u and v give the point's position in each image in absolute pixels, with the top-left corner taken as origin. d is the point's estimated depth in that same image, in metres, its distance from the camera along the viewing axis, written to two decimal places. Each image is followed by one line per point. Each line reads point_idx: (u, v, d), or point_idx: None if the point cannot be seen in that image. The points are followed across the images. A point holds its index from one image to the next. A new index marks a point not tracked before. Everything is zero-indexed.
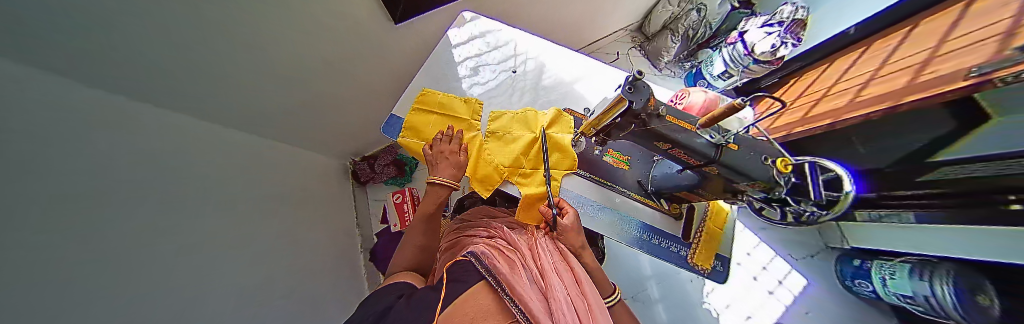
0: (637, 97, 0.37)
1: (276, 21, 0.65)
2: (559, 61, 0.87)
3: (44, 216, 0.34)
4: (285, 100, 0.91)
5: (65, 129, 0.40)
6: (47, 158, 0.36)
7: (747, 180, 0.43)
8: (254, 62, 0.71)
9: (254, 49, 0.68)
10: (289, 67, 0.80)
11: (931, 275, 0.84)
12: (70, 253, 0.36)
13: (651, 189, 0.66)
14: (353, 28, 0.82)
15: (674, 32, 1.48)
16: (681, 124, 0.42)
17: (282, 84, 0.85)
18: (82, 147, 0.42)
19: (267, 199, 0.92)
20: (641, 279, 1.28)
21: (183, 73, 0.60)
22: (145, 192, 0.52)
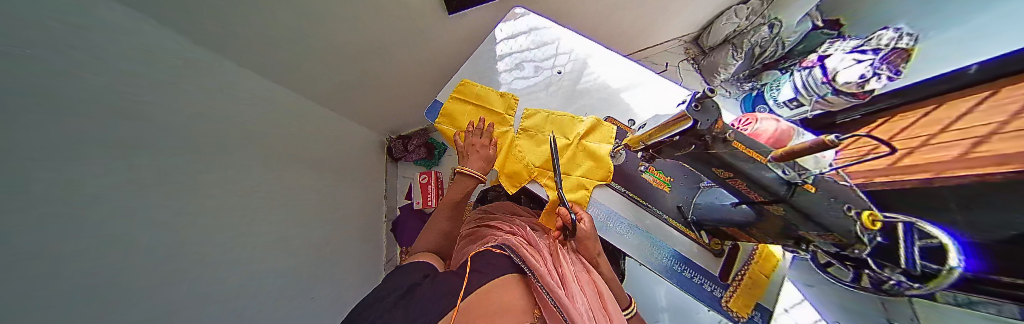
0: (704, 118, 0.34)
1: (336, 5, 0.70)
2: (608, 66, 0.82)
3: (107, 168, 0.37)
4: (338, 77, 0.99)
5: (151, 87, 0.46)
6: (125, 115, 0.40)
7: (819, 229, 0.37)
8: (312, 41, 0.77)
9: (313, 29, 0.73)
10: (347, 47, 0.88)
11: None
12: (132, 201, 0.41)
13: (692, 217, 0.61)
14: (410, 14, 0.87)
15: (737, 47, 1.32)
16: (750, 152, 0.37)
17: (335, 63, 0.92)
18: (166, 104, 0.48)
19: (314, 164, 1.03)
20: (655, 312, 1.19)
21: (253, 45, 0.66)
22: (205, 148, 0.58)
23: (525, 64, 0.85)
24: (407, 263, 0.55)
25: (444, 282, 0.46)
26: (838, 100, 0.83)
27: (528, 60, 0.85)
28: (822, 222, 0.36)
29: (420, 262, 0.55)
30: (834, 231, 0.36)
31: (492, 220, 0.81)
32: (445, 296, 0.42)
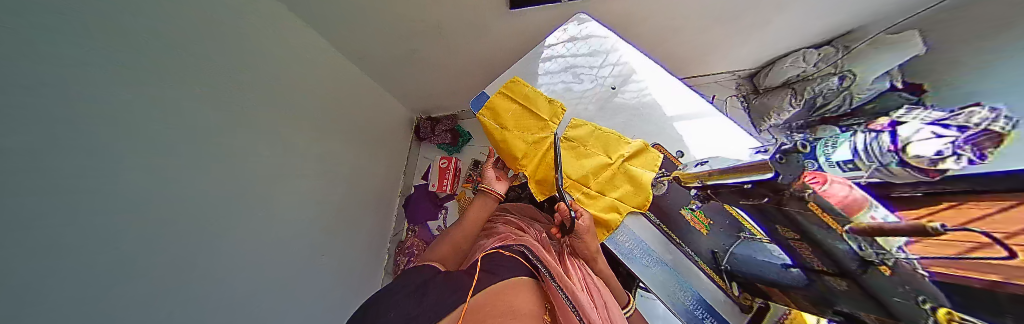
0: (787, 171, 0.39)
1: None
2: (663, 90, 0.78)
3: None
4: None
5: None
6: None
7: (879, 314, 0.34)
8: None
9: None
10: None
11: None
12: None
13: (725, 267, 0.57)
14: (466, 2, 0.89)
15: (797, 94, 1.25)
16: (825, 217, 0.35)
17: None
18: None
19: None
20: None
21: None
22: None
23: (575, 70, 0.84)
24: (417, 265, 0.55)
25: (453, 279, 0.48)
26: (904, 174, 0.42)
27: (578, 66, 0.84)
28: (890, 309, 0.32)
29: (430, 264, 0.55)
30: (898, 321, 0.32)
31: (504, 218, 0.82)
32: (455, 291, 0.44)
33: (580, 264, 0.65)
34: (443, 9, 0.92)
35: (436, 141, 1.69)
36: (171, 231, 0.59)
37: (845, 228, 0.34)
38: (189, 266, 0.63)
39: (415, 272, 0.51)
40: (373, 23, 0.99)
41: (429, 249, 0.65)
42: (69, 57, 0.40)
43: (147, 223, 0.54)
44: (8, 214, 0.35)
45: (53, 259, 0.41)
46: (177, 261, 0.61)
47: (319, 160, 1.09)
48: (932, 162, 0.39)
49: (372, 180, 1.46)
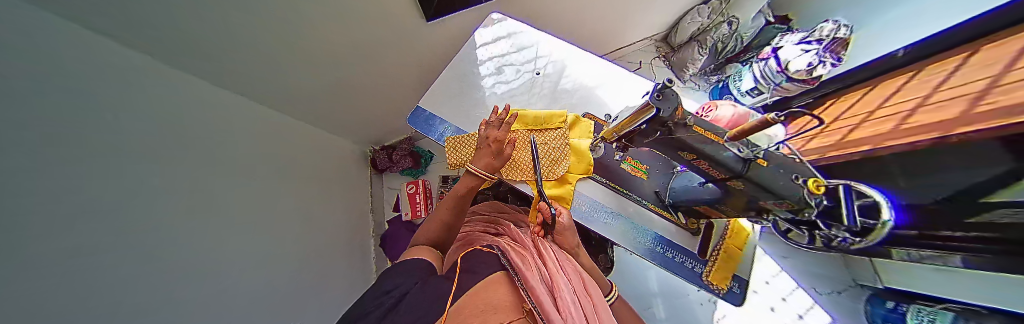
0: (665, 106, 0.37)
1: (316, 8, 0.72)
2: (582, 67, 0.87)
3: (45, 159, 0.35)
4: (315, 77, 0.97)
5: (69, 83, 0.42)
6: (42, 95, 0.37)
7: (773, 198, 0.41)
8: (286, 38, 0.77)
9: (296, 28, 0.75)
10: (330, 51, 0.90)
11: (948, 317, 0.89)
12: (63, 202, 0.37)
13: (668, 201, 0.64)
14: (399, 16, 0.87)
15: (702, 44, 1.44)
16: (709, 135, 0.41)
17: (316, 62, 0.91)
18: (90, 103, 0.44)
19: (284, 177, 0.99)
20: (649, 296, 1.36)
21: (219, 34, 0.64)
22: (154, 146, 0.55)
23: (501, 65, 0.88)
24: (398, 263, 0.48)
25: (436, 285, 0.41)
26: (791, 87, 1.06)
27: (503, 61, 0.88)
28: (773, 189, 0.39)
29: (420, 258, 0.49)
30: (786, 199, 0.40)
31: (480, 222, 0.78)
32: (437, 298, 0.38)
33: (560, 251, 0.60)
34: (376, 32, 0.90)
35: (398, 169, 1.62)
36: (188, 250, 0.59)
37: (723, 139, 0.41)
38: (215, 284, 0.63)
39: (402, 269, 0.46)
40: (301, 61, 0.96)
41: (418, 231, 0.58)
42: (83, 70, 0.45)
43: (172, 249, 0.55)
44: (65, 243, 0.37)
45: (109, 285, 0.42)
46: (206, 285, 0.60)
47: (294, 209, 1.00)
48: (804, 73, 0.98)
49: (344, 218, 1.33)
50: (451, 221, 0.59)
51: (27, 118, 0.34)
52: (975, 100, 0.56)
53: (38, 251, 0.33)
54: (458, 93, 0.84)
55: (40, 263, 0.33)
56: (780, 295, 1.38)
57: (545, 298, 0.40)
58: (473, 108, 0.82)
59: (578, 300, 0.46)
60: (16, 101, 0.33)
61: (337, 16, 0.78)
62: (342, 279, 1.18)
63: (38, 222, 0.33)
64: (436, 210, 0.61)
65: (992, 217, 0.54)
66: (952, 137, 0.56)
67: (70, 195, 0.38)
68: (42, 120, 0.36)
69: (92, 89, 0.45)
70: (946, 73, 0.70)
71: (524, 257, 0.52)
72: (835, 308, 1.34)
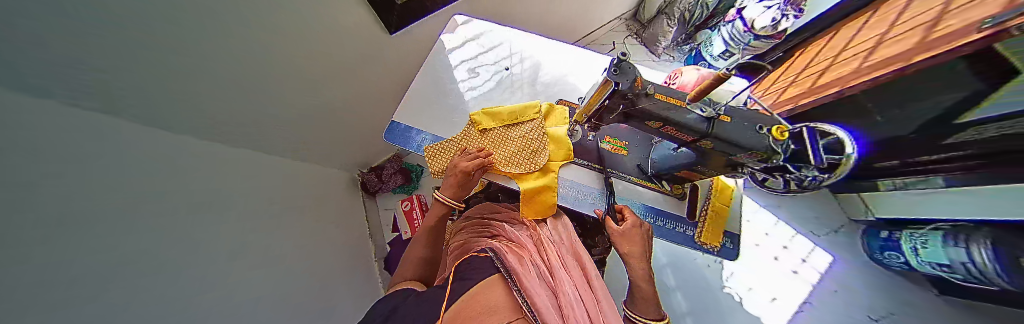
0: (623, 79, 0.38)
1: (290, 33, 0.71)
2: (552, 57, 0.89)
3: (87, 207, 0.36)
4: (304, 106, 0.95)
5: (102, 140, 0.42)
6: (81, 147, 0.38)
7: (743, 151, 0.42)
8: (281, 68, 0.76)
9: (285, 56, 0.74)
10: (312, 76, 0.88)
11: (934, 236, 0.98)
12: (103, 251, 0.37)
13: (651, 171, 0.65)
14: (364, 33, 0.87)
15: (670, 16, 1.44)
16: (671, 100, 0.42)
17: (306, 88, 0.90)
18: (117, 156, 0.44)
19: (289, 212, 0.95)
20: (659, 269, 1.37)
21: (234, 74, 0.65)
22: (176, 193, 0.54)
23: (472, 65, 0.87)
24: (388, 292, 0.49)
25: (432, 297, 0.41)
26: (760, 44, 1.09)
27: (475, 62, 0.87)
28: (740, 143, 0.41)
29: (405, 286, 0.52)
30: (755, 150, 0.41)
31: (476, 223, 0.75)
32: (431, 305, 0.39)
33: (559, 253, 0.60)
34: (343, 49, 0.88)
35: (390, 188, 1.53)
36: (225, 293, 0.57)
37: (686, 102, 0.42)
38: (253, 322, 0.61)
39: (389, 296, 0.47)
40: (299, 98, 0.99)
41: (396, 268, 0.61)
42: (122, 125, 0.46)
43: (213, 292, 0.54)
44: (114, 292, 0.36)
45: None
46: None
47: (305, 237, 0.99)
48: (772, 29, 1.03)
49: (348, 244, 1.28)
50: (429, 254, 0.63)
51: (69, 169, 0.35)
52: (930, 24, 0.62)
53: (90, 295, 0.33)
54: (433, 99, 0.82)
55: (97, 312, 0.33)
56: (782, 244, 1.41)
57: (547, 302, 0.41)
58: (450, 112, 0.81)
59: (580, 302, 0.48)
60: (57, 144, 0.34)
61: (305, 38, 0.76)
62: (361, 308, 1.14)
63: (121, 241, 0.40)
64: (411, 246, 0.65)
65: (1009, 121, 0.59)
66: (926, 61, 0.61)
67: (140, 218, 0.45)
68: (82, 163, 0.37)
69: (124, 144, 0.46)
70: (902, 2, 0.73)
71: (521, 257, 0.52)
72: (834, 247, 1.38)
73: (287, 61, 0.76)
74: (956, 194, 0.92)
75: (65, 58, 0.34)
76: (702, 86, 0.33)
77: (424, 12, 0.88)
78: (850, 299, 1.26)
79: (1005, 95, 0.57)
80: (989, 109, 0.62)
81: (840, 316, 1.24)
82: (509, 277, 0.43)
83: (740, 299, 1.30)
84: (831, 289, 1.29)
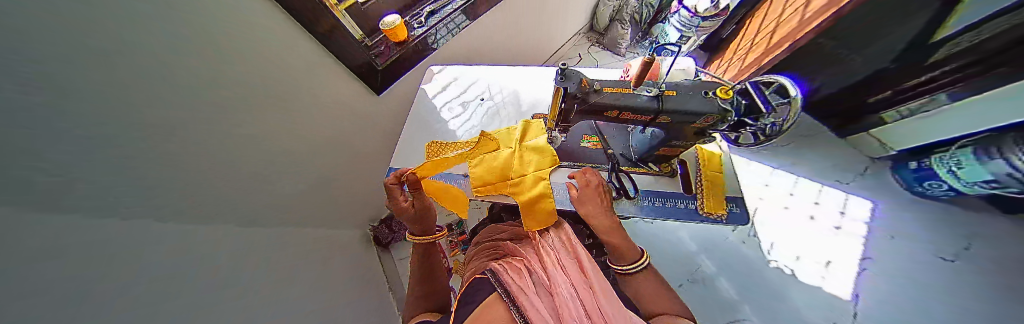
0: (569, 82, 0.46)
1: (307, 106, 0.82)
2: (519, 81, 0.99)
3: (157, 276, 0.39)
4: (332, 163, 0.98)
5: (181, 215, 0.48)
6: (160, 223, 0.43)
7: (698, 116, 0.46)
8: (310, 135, 0.85)
9: (310, 124, 0.84)
10: (340, 136, 0.99)
11: (962, 154, 0.95)
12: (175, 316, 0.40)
13: (636, 157, 0.70)
14: (358, 100, 0.99)
15: (622, 21, 1.57)
16: (617, 90, 0.48)
17: (319, 150, 0.92)
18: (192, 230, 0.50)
19: (336, 273, 0.97)
20: (690, 256, 1.26)
21: (279, 145, 0.74)
22: (239, 257, 0.59)
23: (453, 105, 0.97)
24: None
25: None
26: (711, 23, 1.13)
27: (455, 101, 0.97)
28: (691, 110, 0.46)
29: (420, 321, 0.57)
30: (707, 113, 0.45)
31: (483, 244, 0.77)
32: None
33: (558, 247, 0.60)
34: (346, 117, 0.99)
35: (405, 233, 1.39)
36: None
37: (632, 87, 0.48)
38: None
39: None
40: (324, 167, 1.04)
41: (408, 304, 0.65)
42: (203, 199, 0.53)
43: None
44: None
45: None
46: None
47: (351, 294, 0.99)
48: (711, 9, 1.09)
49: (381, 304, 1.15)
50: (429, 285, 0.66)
51: (142, 241, 0.39)
52: None
53: None
54: (424, 141, 0.89)
55: None
56: (812, 200, 1.32)
57: (541, 315, 0.41)
58: None
59: (579, 298, 0.46)
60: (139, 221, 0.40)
61: (318, 109, 0.86)
62: None
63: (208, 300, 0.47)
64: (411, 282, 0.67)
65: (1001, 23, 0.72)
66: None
67: (205, 283, 0.48)
68: (159, 237, 0.42)
69: (197, 216, 0.51)
70: None
71: (516, 269, 0.53)
72: (869, 190, 1.30)
73: (312, 128, 0.85)
74: (968, 106, 0.93)
75: (166, 167, 0.45)
76: (640, 68, 0.41)
77: (403, 70, 1.01)
78: (907, 244, 1.17)
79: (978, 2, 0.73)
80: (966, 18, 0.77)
81: (905, 264, 1.13)
82: (503, 295, 0.44)
83: (791, 271, 1.19)
84: (886, 237, 1.19)
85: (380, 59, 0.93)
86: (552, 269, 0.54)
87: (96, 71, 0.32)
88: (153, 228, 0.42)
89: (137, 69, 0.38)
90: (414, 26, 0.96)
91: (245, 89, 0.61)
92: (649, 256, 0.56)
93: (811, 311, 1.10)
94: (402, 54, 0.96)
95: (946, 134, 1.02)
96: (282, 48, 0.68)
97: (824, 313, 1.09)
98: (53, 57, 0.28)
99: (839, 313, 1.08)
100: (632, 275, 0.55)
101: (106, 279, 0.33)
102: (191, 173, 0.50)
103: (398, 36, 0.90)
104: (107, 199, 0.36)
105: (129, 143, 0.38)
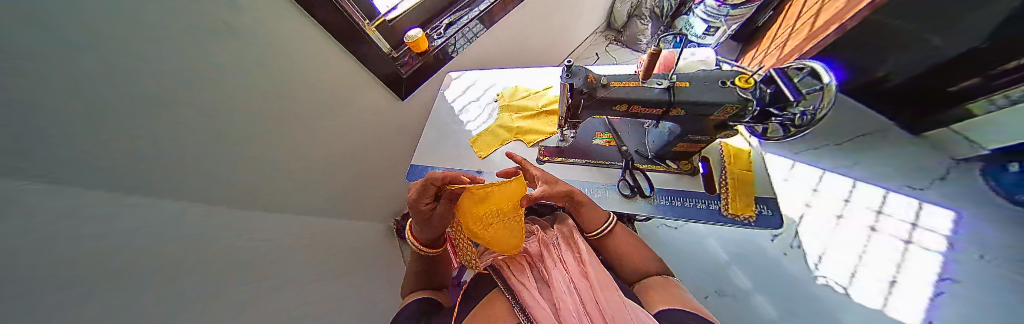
0: (574, 78, 0.47)
1: (336, 113, 0.90)
2: (532, 82, 0.99)
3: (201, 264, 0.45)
4: (358, 164, 1.08)
5: (220, 214, 0.54)
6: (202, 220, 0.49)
7: (716, 107, 0.44)
8: (334, 140, 0.93)
9: (335, 128, 0.92)
10: (367, 138, 1.08)
11: None
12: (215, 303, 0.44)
13: (652, 154, 0.67)
14: (385, 106, 1.07)
15: (641, 16, 1.55)
16: (627, 84, 0.48)
17: (355, 152, 1.05)
18: (230, 224, 0.56)
19: (366, 262, 1.04)
20: (721, 269, 1.16)
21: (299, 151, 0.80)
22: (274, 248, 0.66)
23: (471, 106, 0.99)
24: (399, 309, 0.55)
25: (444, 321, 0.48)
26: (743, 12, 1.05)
27: (473, 103, 0.99)
28: (706, 101, 0.44)
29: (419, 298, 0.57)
30: (725, 104, 0.43)
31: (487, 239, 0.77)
32: None
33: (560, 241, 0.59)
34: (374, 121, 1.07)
35: None
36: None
37: (642, 81, 0.47)
38: None
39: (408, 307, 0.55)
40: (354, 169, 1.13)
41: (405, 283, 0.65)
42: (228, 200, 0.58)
43: None
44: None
45: None
46: None
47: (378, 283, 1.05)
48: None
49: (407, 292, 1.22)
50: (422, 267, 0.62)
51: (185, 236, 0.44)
52: None
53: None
54: (442, 142, 0.92)
55: None
56: (873, 209, 1.14)
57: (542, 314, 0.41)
58: (454, 148, 0.90)
59: (577, 292, 0.46)
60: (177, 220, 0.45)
61: (346, 115, 0.94)
62: None
63: (261, 274, 0.56)
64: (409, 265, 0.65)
65: None
66: None
67: (246, 272, 0.54)
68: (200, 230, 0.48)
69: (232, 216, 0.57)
70: None
71: (518, 264, 0.54)
72: (953, 199, 1.09)
73: (336, 132, 0.93)
74: None
75: (221, 164, 0.55)
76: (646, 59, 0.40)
77: (424, 77, 1.07)
78: (1003, 265, 0.97)
79: None
80: None
81: (994, 287, 0.95)
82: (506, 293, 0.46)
83: (844, 291, 1.03)
84: (974, 255, 1.00)
85: (405, 68, 1.00)
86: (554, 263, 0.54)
87: (141, 89, 0.40)
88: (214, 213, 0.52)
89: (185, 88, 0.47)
90: (434, 37, 1.03)
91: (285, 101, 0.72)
92: (614, 216, 0.60)
93: None
94: (424, 63, 1.03)
95: None
96: (312, 65, 0.76)
97: None
98: (97, 80, 0.34)
99: None
100: (601, 239, 0.59)
101: (183, 254, 0.42)
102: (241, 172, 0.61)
103: (420, 46, 0.96)
104: (182, 188, 0.46)
105: (182, 147, 0.47)
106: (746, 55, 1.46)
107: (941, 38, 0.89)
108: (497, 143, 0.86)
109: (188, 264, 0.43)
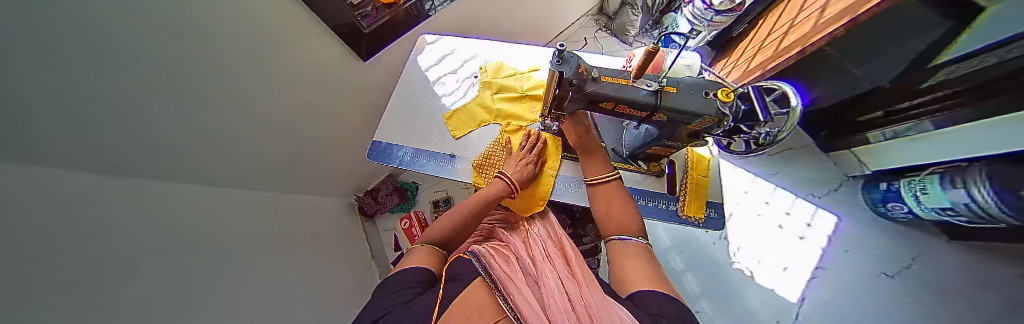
0: (566, 67, 0.43)
1: (262, 67, 0.72)
2: (517, 60, 0.90)
3: (50, 254, 0.34)
4: (290, 130, 0.92)
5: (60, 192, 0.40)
6: (40, 202, 0.36)
7: (696, 118, 0.44)
8: (257, 98, 0.75)
9: (262, 85, 0.74)
10: (314, 99, 0.92)
11: (926, 181, 1.00)
12: (91, 300, 0.36)
13: (626, 153, 0.68)
14: (339, 64, 0.91)
15: (634, 6, 1.45)
16: (618, 81, 0.45)
17: (289, 115, 0.88)
18: (74, 204, 0.41)
19: (302, 242, 0.94)
20: (663, 253, 1.33)
21: (202, 107, 0.63)
22: (164, 229, 0.53)
23: (447, 80, 0.88)
24: (394, 273, 0.50)
25: (425, 300, 0.41)
26: (723, 19, 1.04)
27: (449, 76, 0.89)
28: (687, 111, 0.44)
29: (417, 267, 0.51)
30: (707, 116, 0.44)
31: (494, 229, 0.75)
32: (424, 311, 0.38)
33: (557, 250, 0.59)
34: (321, 81, 0.90)
35: (388, 208, 1.38)
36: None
37: (631, 79, 0.45)
38: None
39: (408, 271, 0.49)
40: (300, 136, 0.97)
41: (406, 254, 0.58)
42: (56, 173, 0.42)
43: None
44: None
45: None
46: None
47: (320, 264, 0.97)
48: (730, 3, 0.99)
49: (362, 269, 1.17)
50: (432, 245, 0.59)
51: (25, 221, 0.33)
52: None
53: None
54: (411, 116, 0.83)
55: None
56: (783, 211, 1.38)
57: (529, 305, 0.38)
58: (424, 125, 0.81)
59: (565, 293, 0.43)
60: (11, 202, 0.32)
61: (279, 68, 0.76)
62: None
63: (141, 266, 0.46)
64: (416, 243, 0.60)
65: (978, 61, 0.76)
66: (862, 16, 0.76)
67: (124, 260, 0.43)
68: (39, 214, 0.35)
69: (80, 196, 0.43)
70: None
71: (507, 259, 0.51)
72: (839, 206, 1.37)
73: (261, 90, 0.75)
74: (954, 136, 0.93)
75: (58, 131, 0.41)
76: (642, 57, 0.37)
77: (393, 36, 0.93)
78: (863, 258, 1.25)
79: (977, 29, 0.71)
80: (965, 43, 0.76)
81: (853, 275, 1.23)
82: (491, 282, 0.42)
83: (750, 273, 1.27)
84: (842, 249, 1.28)
85: (366, 21, 0.83)
86: (546, 266, 0.52)
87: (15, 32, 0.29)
88: (52, 193, 0.39)
89: (70, 27, 0.36)
90: None
91: (201, 45, 0.56)
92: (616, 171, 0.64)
93: (764, 311, 1.20)
94: (391, 18, 0.87)
95: (923, 160, 1.04)
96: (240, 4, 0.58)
97: (773, 310, 1.20)
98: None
99: (783, 312, 1.19)
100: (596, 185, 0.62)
101: (25, 242, 0.32)
102: (70, 134, 0.43)
103: None
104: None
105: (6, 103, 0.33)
106: (718, 63, 1.55)
107: (861, 70, 1.01)
108: (472, 124, 0.80)
109: (43, 254, 0.33)
